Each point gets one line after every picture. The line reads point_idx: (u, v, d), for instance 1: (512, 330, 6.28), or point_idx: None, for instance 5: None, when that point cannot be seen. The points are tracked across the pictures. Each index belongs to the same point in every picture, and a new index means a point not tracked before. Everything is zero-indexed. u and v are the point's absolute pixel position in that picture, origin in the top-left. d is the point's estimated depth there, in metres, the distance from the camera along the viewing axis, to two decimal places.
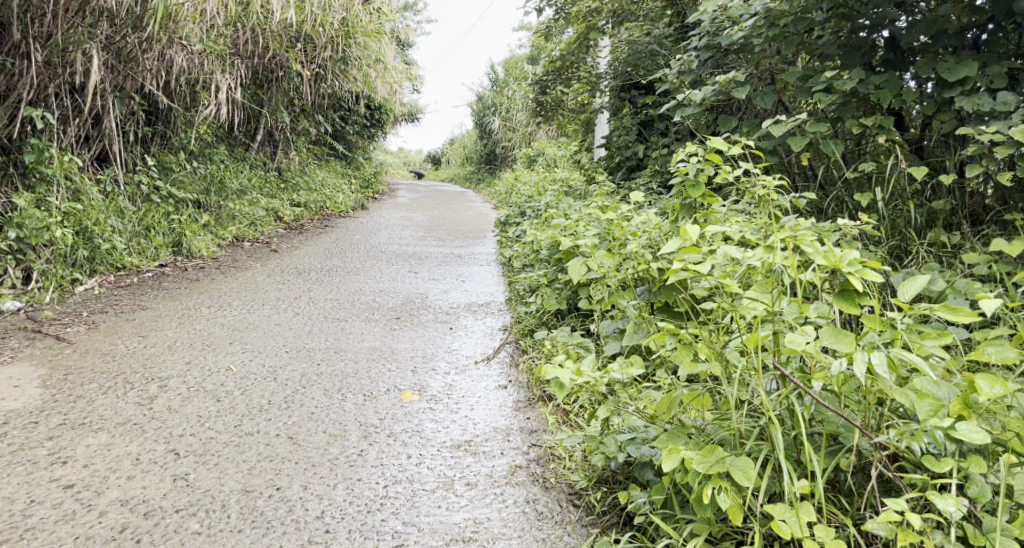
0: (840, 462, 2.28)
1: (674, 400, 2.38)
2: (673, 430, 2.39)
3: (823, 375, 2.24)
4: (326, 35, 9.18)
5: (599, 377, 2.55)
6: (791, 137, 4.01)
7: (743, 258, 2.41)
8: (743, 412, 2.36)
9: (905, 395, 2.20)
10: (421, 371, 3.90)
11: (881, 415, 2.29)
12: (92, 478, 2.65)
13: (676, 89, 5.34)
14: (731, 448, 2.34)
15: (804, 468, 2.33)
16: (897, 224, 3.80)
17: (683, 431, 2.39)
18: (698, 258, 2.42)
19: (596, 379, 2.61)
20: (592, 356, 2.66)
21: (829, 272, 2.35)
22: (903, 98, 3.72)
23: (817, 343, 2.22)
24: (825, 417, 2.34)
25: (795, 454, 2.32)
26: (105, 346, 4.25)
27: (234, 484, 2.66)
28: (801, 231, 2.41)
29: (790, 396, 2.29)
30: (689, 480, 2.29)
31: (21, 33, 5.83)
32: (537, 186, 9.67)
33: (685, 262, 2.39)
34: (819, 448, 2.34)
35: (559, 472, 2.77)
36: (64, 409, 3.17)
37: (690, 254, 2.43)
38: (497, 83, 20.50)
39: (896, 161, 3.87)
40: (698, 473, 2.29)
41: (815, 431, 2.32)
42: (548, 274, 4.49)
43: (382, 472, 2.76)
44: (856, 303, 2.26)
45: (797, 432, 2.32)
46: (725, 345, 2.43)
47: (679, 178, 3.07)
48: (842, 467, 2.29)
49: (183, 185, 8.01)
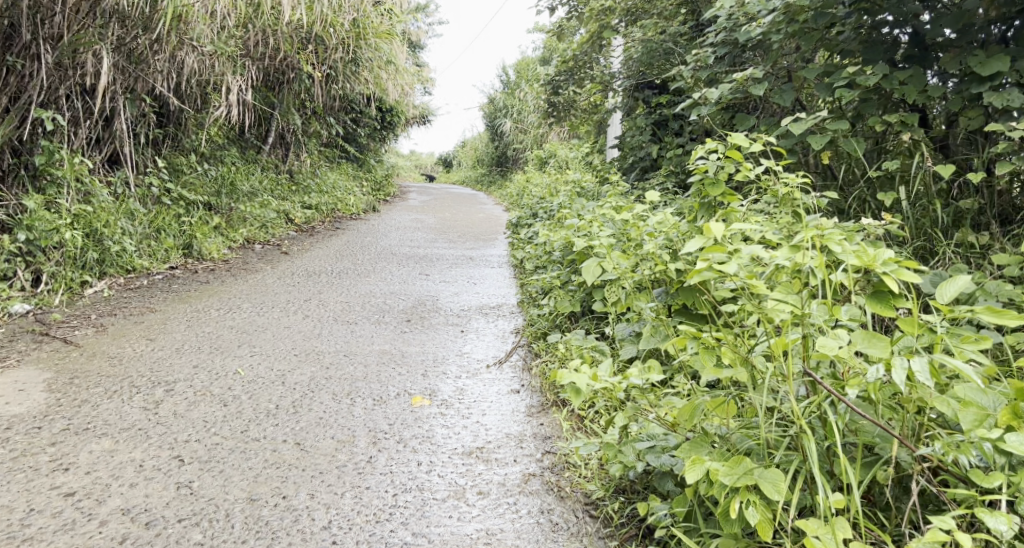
0: (878, 475, 2.19)
1: (696, 407, 2.29)
2: (695, 439, 2.30)
3: (858, 382, 2.15)
4: (337, 36, 9.15)
5: (617, 384, 2.46)
6: (811, 136, 3.92)
7: (770, 258, 2.31)
8: (772, 421, 2.27)
9: (947, 403, 2.10)
10: (431, 375, 3.82)
11: (921, 425, 2.19)
12: (93, 486, 2.58)
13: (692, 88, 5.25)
14: (758, 459, 2.25)
15: (837, 480, 2.23)
16: (922, 225, 3.70)
17: (706, 440, 2.31)
18: (723, 258, 2.33)
19: (614, 385, 2.52)
20: (610, 361, 2.57)
21: (861, 273, 2.26)
22: (929, 93, 3.64)
23: (851, 348, 2.13)
24: (861, 427, 2.24)
25: (829, 465, 2.23)
26: (112, 349, 4.19)
27: (239, 493, 2.58)
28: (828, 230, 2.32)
29: (823, 403, 2.19)
30: (715, 493, 2.20)
31: (31, 34, 5.79)
32: (549, 187, 9.59)
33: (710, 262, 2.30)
34: (855, 460, 2.25)
35: (574, 480, 2.69)
36: (69, 414, 3.10)
37: (716, 254, 2.34)
38: (508, 85, 20.44)
39: (922, 159, 3.77)
40: (723, 486, 2.19)
41: (849, 441, 2.23)
42: (562, 276, 4.40)
43: (391, 480, 2.68)
44: (891, 305, 2.16)
45: (830, 443, 2.22)
46: (750, 350, 2.31)
47: (697, 177, 2.98)
48: (879, 480, 2.20)
49: (194, 187, 7.96)
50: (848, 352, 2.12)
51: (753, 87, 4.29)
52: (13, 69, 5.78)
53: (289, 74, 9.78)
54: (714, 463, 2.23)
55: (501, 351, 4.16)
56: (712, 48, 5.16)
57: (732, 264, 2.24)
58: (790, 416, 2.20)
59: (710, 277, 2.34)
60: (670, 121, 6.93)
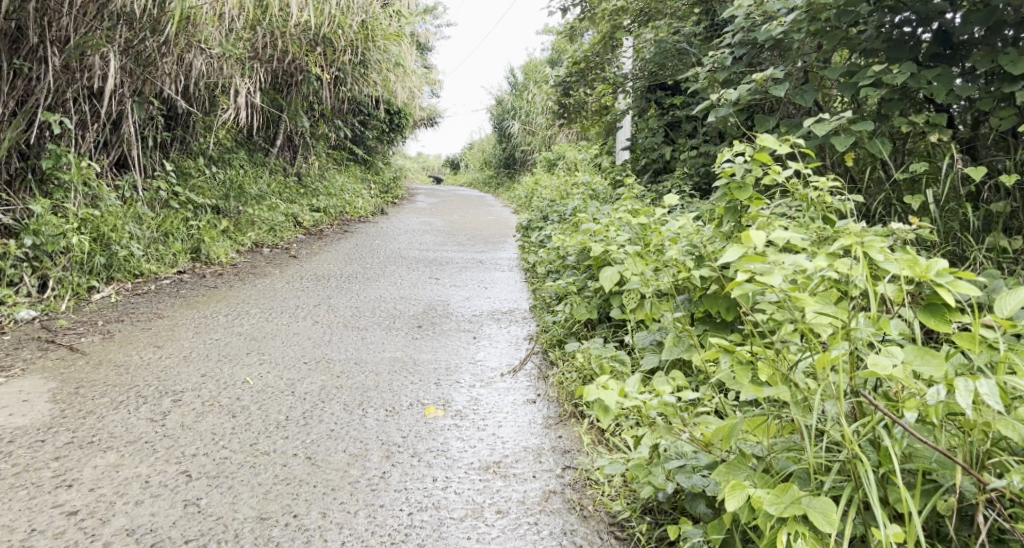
0: (939, 505, 2.06)
1: (735, 428, 2.21)
2: (734, 461, 2.22)
3: (916, 403, 2.05)
4: (346, 38, 9.08)
5: (647, 401, 2.36)
6: (836, 138, 3.82)
7: (812, 269, 2.22)
8: (821, 445, 2.16)
9: (1014, 426, 1.99)
10: (445, 384, 3.73)
11: (986, 451, 2.07)
12: (97, 504, 2.49)
13: (708, 89, 5.14)
14: (803, 485, 2.16)
15: (891, 508, 2.10)
16: (953, 229, 3.59)
17: (744, 462, 2.22)
18: (764, 268, 2.23)
19: (643, 402, 2.42)
20: (637, 376, 2.47)
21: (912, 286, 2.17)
22: (958, 93, 3.55)
23: (906, 367, 2.05)
24: (919, 452, 2.13)
25: (883, 492, 2.11)
26: (119, 357, 4.10)
27: (248, 511, 2.49)
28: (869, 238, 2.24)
29: (877, 426, 2.09)
30: (759, 522, 2.11)
31: (38, 37, 5.71)
32: (560, 189, 9.49)
33: (751, 273, 2.20)
34: (914, 488, 2.13)
35: (597, 499, 2.59)
36: (73, 426, 3.01)
37: (756, 264, 2.24)
38: (516, 86, 20.35)
39: (952, 162, 3.67)
40: (769, 516, 2.11)
41: (908, 468, 2.11)
42: (577, 282, 4.29)
43: (406, 498, 2.58)
44: (946, 320, 2.09)
45: (886, 469, 2.09)
46: (791, 366, 2.23)
47: (724, 180, 2.89)
48: (940, 510, 2.07)
49: (202, 190, 7.89)
50: (904, 371, 2.03)
51: (774, 87, 4.19)
52: (20, 73, 5.70)
53: (298, 76, 9.72)
54: (756, 488, 2.14)
55: (515, 359, 4.06)
56: (729, 48, 5.06)
57: (776, 275, 2.15)
58: (840, 438, 2.11)
59: (750, 288, 2.24)
60: (684, 122, 6.83)
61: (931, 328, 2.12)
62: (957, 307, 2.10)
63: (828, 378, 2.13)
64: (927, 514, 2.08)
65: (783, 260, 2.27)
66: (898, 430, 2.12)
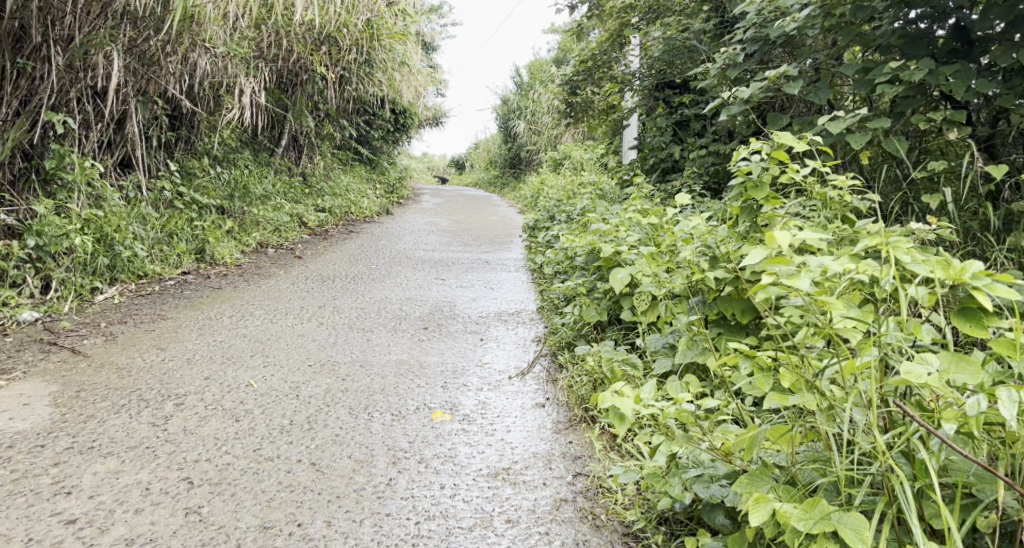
0: (978, 520, 1.99)
1: (757, 438, 2.14)
2: (756, 472, 2.15)
3: (953, 414, 1.97)
4: (352, 37, 9.03)
5: (666, 408, 2.29)
6: (851, 136, 3.74)
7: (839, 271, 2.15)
8: (851, 458, 2.08)
9: None
10: (452, 388, 3.67)
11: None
12: (96, 512, 2.43)
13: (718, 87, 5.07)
14: (832, 499, 2.08)
15: (926, 524, 2.03)
16: (972, 229, 3.52)
17: (767, 473, 2.15)
18: (790, 271, 2.16)
19: (661, 410, 2.35)
20: (653, 381, 2.40)
21: (945, 289, 2.10)
22: (978, 89, 3.48)
23: (942, 375, 1.98)
24: (955, 465, 2.06)
25: (917, 507, 2.03)
26: (122, 360, 4.04)
27: (251, 520, 2.42)
28: (896, 238, 2.18)
29: (912, 437, 2.02)
30: (785, 537, 2.04)
31: (42, 36, 5.66)
32: (566, 189, 9.43)
33: (777, 276, 2.14)
34: (950, 502, 2.05)
35: (610, 507, 2.52)
36: (73, 431, 2.95)
37: (781, 267, 2.17)
38: (522, 86, 20.28)
39: (971, 160, 3.60)
40: (796, 532, 2.03)
41: (945, 482, 2.03)
42: (586, 283, 4.21)
43: (413, 506, 2.51)
44: (982, 324, 2.02)
45: (922, 483, 2.02)
46: (818, 374, 2.16)
47: (739, 179, 2.83)
48: (979, 526, 1.99)
49: (207, 190, 7.83)
50: (940, 380, 1.96)
51: (787, 85, 4.12)
52: (23, 72, 5.65)
53: (303, 75, 9.67)
54: (781, 502, 2.08)
55: (523, 362, 4.00)
56: (740, 45, 4.98)
57: (803, 278, 2.08)
58: (871, 449, 2.05)
59: (775, 292, 2.17)
60: (692, 121, 6.76)
61: (967, 333, 2.04)
62: (992, 311, 2.02)
63: (858, 386, 2.06)
64: (966, 530, 2.01)
65: (809, 263, 2.20)
66: (933, 441, 2.05)
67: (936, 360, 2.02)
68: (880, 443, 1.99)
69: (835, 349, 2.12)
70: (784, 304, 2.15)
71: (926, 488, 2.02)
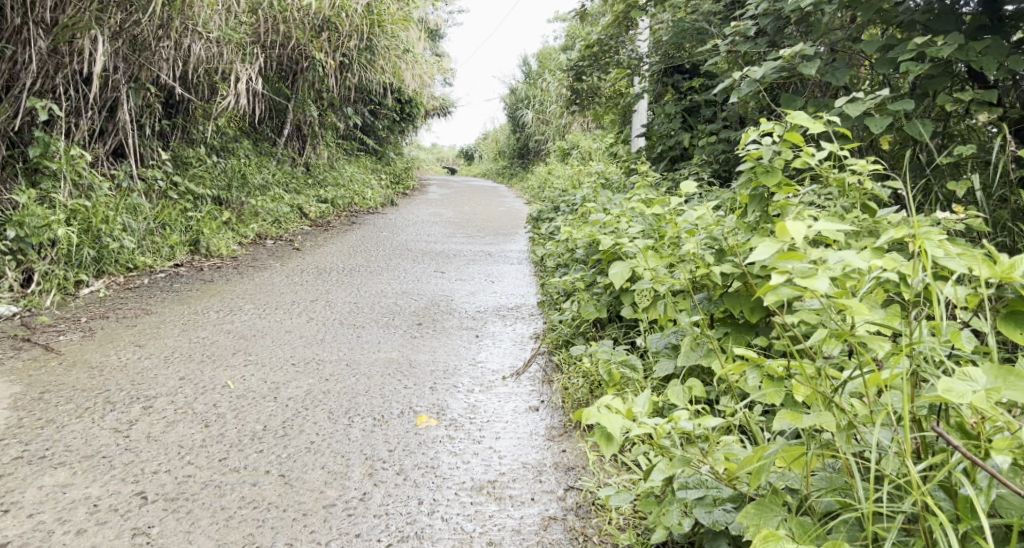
0: None
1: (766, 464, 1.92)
2: (764, 502, 1.94)
3: (1004, 442, 1.74)
4: (351, 23, 8.80)
5: (663, 424, 2.06)
6: (870, 118, 3.50)
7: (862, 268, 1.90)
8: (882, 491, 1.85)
9: None
10: (440, 390, 3.46)
11: None
12: (33, 534, 2.26)
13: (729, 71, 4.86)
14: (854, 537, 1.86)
15: None
16: (1002, 218, 3.30)
17: (777, 502, 1.95)
18: (805, 267, 1.92)
19: (658, 428, 2.12)
20: (649, 394, 2.17)
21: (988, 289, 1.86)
22: (1010, 65, 3.33)
23: (990, 394, 1.75)
24: (1003, 498, 1.82)
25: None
26: (95, 357, 3.81)
27: (205, 542, 2.25)
28: (928, 227, 1.93)
29: (954, 467, 1.79)
30: None
31: (21, 19, 5.45)
32: (572, 179, 9.20)
33: (794, 273, 1.89)
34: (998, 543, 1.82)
35: (603, 528, 2.30)
36: (27, 437, 2.75)
37: (797, 263, 1.93)
38: (530, 75, 19.97)
39: (1001, 143, 3.39)
40: None
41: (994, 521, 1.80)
42: (586, 278, 3.98)
43: (386, 525, 2.32)
44: None
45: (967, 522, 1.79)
46: (840, 390, 1.92)
47: (746, 164, 2.56)
48: None
49: (202, 179, 7.59)
50: (987, 400, 1.73)
51: (804, 66, 3.92)
52: (4, 56, 5.45)
53: (302, 63, 9.43)
54: (794, 540, 1.86)
55: (519, 361, 3.80)
56: (753, 26, 4.74)
57: (821, 278, 1.83)
58: (904, 481, 1.82)
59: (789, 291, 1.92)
60: (702, 108, 6.53)
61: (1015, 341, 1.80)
62: None
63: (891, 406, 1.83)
64: None
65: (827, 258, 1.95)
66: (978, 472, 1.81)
67: (981, 375, 1.78)
68: (916, 476, 1.76)
69: (860, 362, 1.88)
70: (799, 307, 1.91)
71: (969, 529, 1.79)
